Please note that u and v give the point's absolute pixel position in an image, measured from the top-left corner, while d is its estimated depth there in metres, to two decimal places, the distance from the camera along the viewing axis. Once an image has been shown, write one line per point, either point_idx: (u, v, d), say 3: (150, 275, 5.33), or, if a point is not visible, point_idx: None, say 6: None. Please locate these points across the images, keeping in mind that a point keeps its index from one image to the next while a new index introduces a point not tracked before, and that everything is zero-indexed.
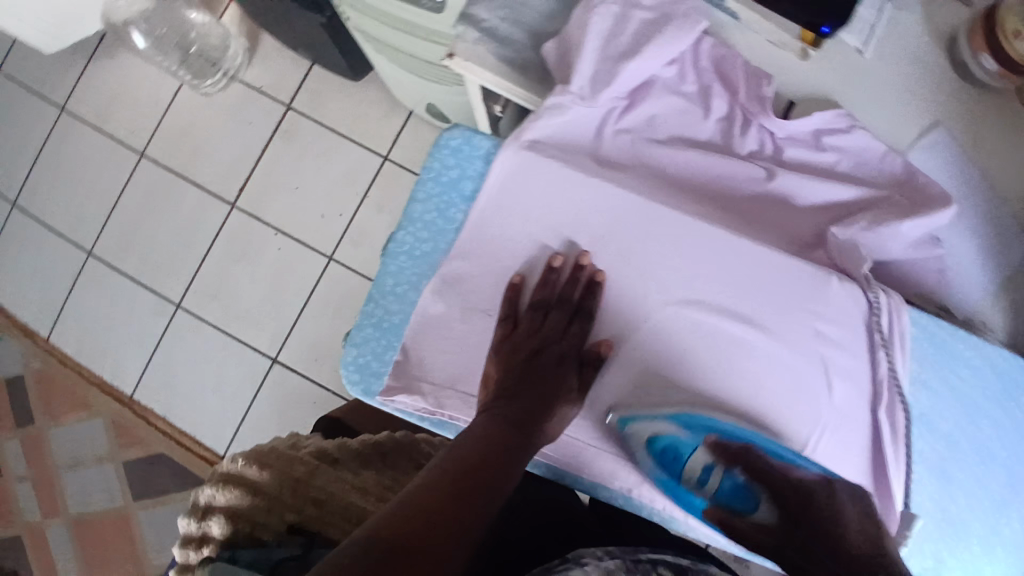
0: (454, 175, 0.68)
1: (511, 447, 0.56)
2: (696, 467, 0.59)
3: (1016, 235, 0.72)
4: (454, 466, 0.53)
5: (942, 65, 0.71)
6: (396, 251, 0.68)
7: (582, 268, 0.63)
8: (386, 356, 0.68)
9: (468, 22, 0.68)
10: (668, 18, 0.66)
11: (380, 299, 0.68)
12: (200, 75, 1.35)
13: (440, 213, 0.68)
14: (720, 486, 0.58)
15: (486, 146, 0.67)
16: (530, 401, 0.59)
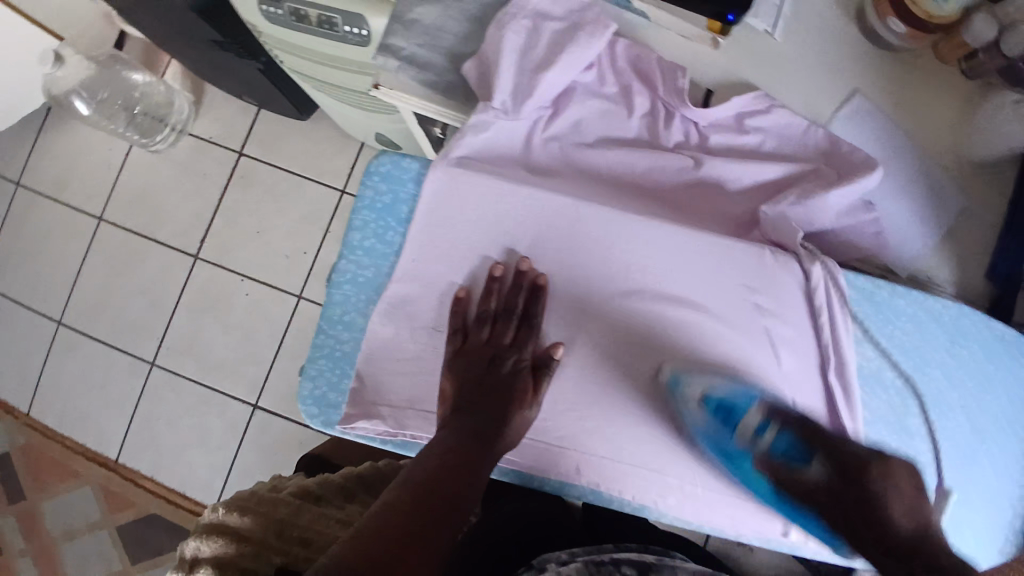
0: (387, 201, 0.69)
1: (472, 460, 0.58)
2: (751, 423, 0.62)
3: (944, 189, 0.75)
4: (418, 483, 0.54)
5: (849, 36, 0.74)
6: (341, 280, 0.69)
7: (523, 274, 0.64)
8: (342, 386, 0.68)
9: (387, 52, 0.69)
10: (578, 26, 0.69)
11: (329, 330, 0.69)
12: (149, 133, 1.36)
13: (377, 239, 0.69)
14: (778, 442, 0.61)
15: (415, 167, 0.68)
16: (487, 413, 0.61)
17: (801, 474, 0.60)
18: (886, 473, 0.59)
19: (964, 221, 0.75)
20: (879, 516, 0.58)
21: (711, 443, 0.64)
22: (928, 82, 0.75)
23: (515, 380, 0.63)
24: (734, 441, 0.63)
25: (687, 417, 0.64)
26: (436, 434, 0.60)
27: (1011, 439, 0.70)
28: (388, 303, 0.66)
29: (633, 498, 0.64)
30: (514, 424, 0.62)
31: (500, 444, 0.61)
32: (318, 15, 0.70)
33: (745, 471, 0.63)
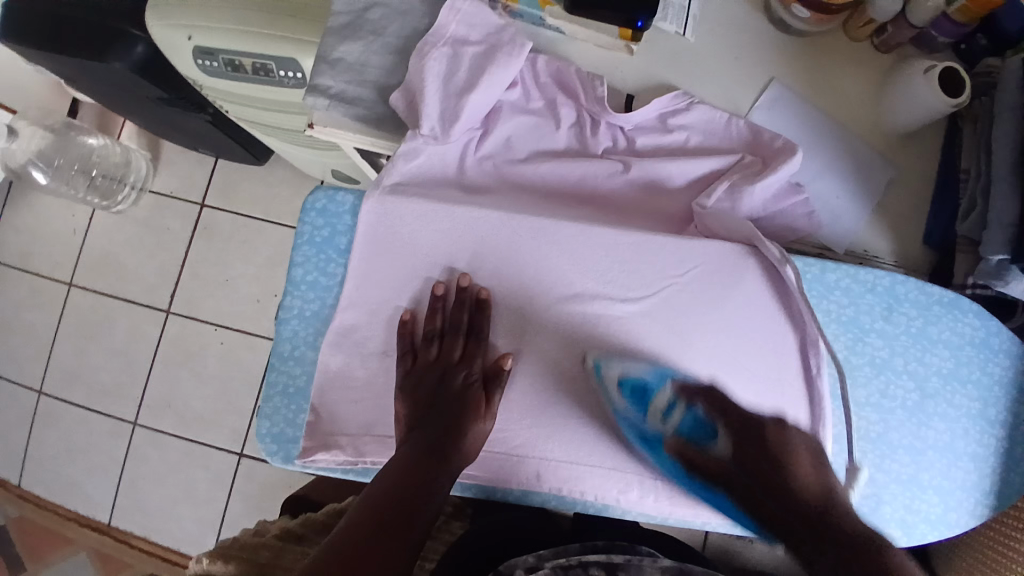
0: (326, 234, 0.70)
1: (426, 476, 0.63)
2: (659, 406, 0.66)
3: (868, 163, 0.77)
4: (372, 506, 0.61)
5: (759, 28, 0.77)
6: (288, 316, 0.70)
7: (464, 289, 0.67)
8: (298, 420, 0.70)
9: (316, 92, 0.71)
10: (496, 48, 0.71)
11: (281, 367, 0.70)
12: (110, 195, 1.38)
13: (320, 272, 0.70)
14: (685, 419, 0.66)
15: (350, 200, 0.70)
16: (438, 428, 0.65)
17: (705, 450, 0.66)
18: (779, 435, 0.66)
19: (893, 192, 0.78)
20: (772, 487, 0.65)
21: (636, 434, 0.66)
22: (840, 63, 0.78)
23: (466, 391, 0.66)
24: (650, 430, 0.66)
25: (613, 413, 0.66)
26: (398, 448, 0.65)
27: (959, 393, 0.74)
28: (335, 334, 0.67)
29: (595, 497, 0.67)
30: (469, 438, 0.65)
31: (454, 456, 0.64)
32: (252, 65, 0.75)
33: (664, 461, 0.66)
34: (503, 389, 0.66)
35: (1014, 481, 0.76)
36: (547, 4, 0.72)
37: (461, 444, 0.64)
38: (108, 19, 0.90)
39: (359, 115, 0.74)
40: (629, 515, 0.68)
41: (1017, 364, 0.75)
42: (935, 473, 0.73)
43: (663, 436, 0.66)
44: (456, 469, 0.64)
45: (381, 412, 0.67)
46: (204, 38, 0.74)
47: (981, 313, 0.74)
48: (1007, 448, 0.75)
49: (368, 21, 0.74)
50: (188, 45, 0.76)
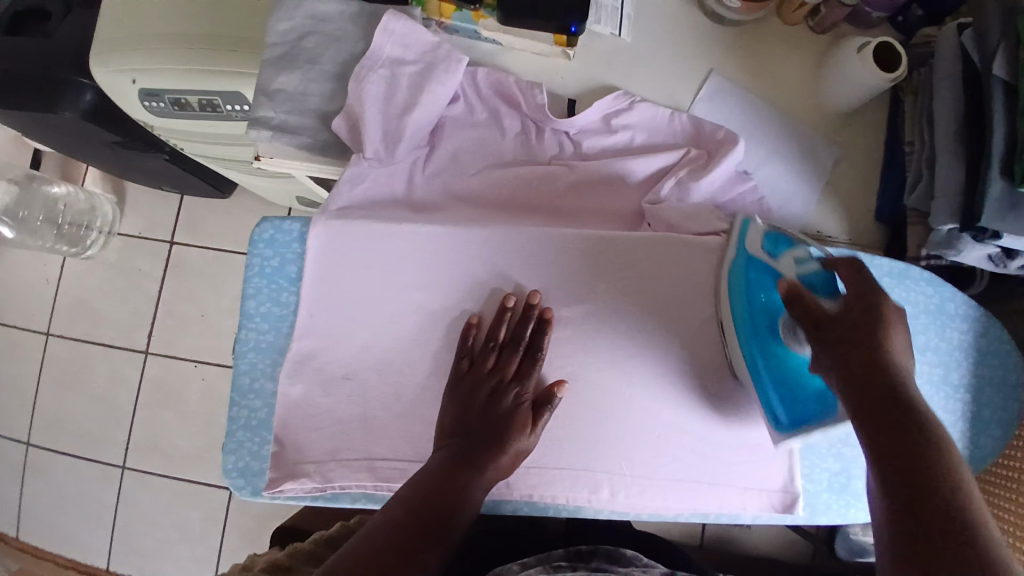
0: (276, 264, 0.70)
1: (464, 479, 0.60)
2: (795, 255, 0.59)
3: (812, 142, 0.77)
4: (410, 501, 0.58)
5: (694, 22, 0.78)
6: (245, 349, 0.70)
7: (532, 307, 0.65)
8: (262, 452, 0.70)
9: (258, 125, 0.72)
10: (432, 66, 0.71)
11: (241, 401, 0.70)
12: (78, 242, 1.38)
13: (272, 302, 0.70)
14: (816, 271, 0.56)
15: (297, 228, 0.70)
16: (480, 438, 0.62)
17: (818, 299, 0.54)
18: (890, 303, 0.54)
19: (841, 169, 0.78)
20: (880, 354, 0.51)
21: (745, 268, 0.62)
22: (777, 49, 0.79)
23: (514, 410, 0.63)
24: (770, 269, 0.60)
25: (741, 249, 0.63)
26: (433, 455, 0.62)
27: (919, 361, 0.75)
28: (293, 362, 0.67)
29: (567, 500, 0.67)
30: (510, 452, 0.62)
31: (491, 464, 0.61)
32: (198, 102, 0.76)
33: (757, 309, 0.60)
34: (552, 413, 0.64)
35: (985, 443, 0.76)
36: (481, 18, 0.72)
37: (500, 458, 0.62)
38: (53, 70, 0.90)
39: (302, 143, 0.74)
40: (602, 515, 0.69)
41: (974, 327, 0.76)
42: None
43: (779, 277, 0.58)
44: (491, 476, 0.62)
45: (344, 438, 0.67)
46: (145, 80, 0.75)
47: (933, 281, 0.75)
48: (974, 411, 0.76)
49: (304, 50, 0.73)
50: (133, 87, 0.76)
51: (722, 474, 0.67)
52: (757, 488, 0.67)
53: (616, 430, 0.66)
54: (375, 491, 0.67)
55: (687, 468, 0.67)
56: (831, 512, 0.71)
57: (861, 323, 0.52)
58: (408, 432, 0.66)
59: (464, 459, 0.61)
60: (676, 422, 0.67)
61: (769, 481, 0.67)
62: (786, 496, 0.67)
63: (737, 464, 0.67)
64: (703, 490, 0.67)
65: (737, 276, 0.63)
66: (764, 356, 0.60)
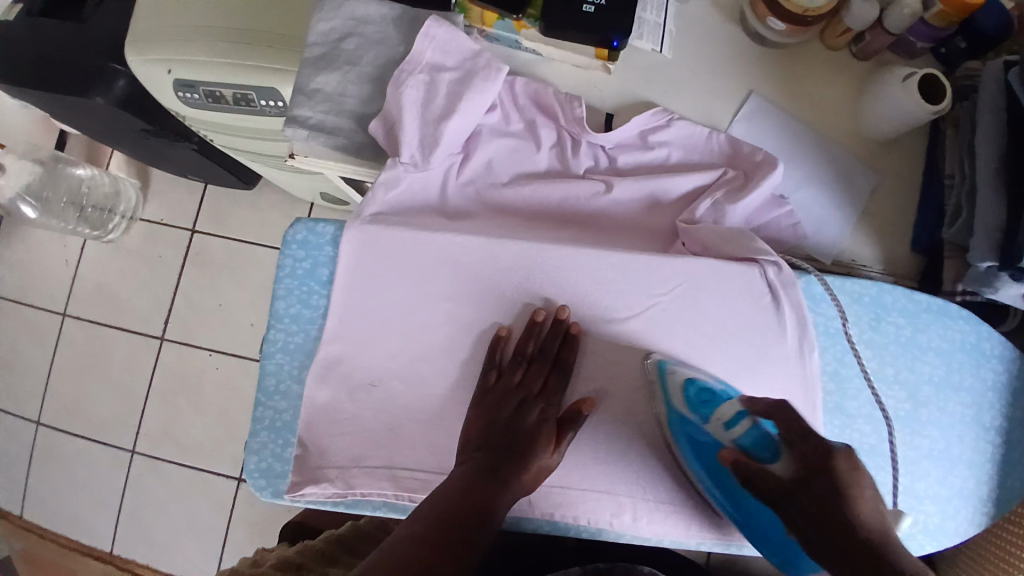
0: (308, 267, 0.69)
1: (490, 494, 0.59)
2: (722, 416, 0.61)
3: (851, 169, 0.76)
4: (436, 515, 0.56)
5: (735, 41, 0.78)
6: (272, 350, 0.70)
7: (561, 322, 0.65)
8: (286, 454, 0.70)
9: (295, 123, 0.72)
10: (472, 74, 0.71)
11: (267, 402, 0.70)
12: (100, 225, 1.38)
13: (303, 304, 0.70)
14: (747, 432, 0.58)
15: (331, 231, 0.69)
16: (507, 454, 0.61)
17: (761, 466, 0.55)
18: (853, 471, 0.50)
19: (878, 197, 0.77)
20: (841, 514, 0.48)
21: (684, 430, 0.64)
22: (818, 72, 0.78)
23: (538, 427, 0.62)
24: (703, 429, 0.62)
25: (669, 407, 0.65)
26: (457, 468, 0.62)
27: (952, 401, 0.74)
28: (321, 366, 0.67)
29: (589, 521, 0.65)
30: (536, 470, 0.61)
31: (517, 480, 0.60)
32: (233, 96, 0.76)
33: (710, 463, 0.62)
34: (576, 431, 0.63)
35: (1015, 485, 0.75)
36: (522, 28, 0.73)
37: (523, 475, 0.60)
38: (89, 55, 0.91)
39: (339, 144, 0.74)
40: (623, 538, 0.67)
41: (1009, 368, 0.75)
42: (931, 481, 0.73)
43: (717, 442, 0.61)
44: (516, 494, 0.60)
45: (368, 445, 0.66)
46: (182, 71, 0.74)
47: (970, 319, 0.74)
48: (1004, 453, 0.75)
49: (344, 51, 0.73)
50: (168, 78, 0.76)
51: None
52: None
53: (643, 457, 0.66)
54: (397, 501, 0.66)
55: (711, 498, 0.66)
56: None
57: (831, 518, 0.48)
58: (430, 442, 0.66)
59: (490, 474, 0.60)
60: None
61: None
62: None
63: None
64: (728, 522, 0.65)
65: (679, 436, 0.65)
66: (737, 507, 0.61)
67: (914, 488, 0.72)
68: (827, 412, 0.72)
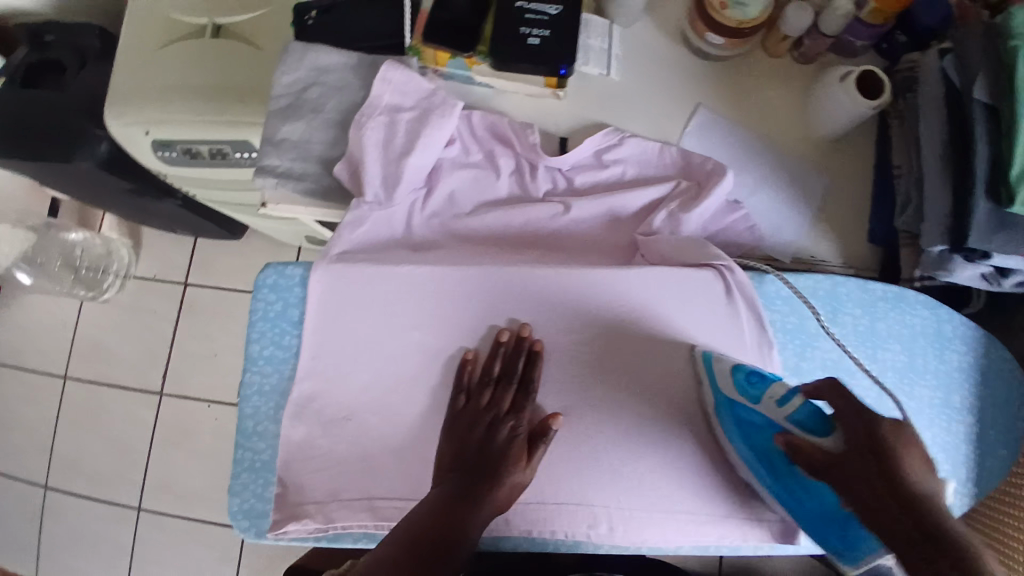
0: (279, 308, 0.72)
1: (463, 515, 0.61)
2: (775, 395, 0.61)
3: (803, 169, 0.78)
4: (412, 539, 0.58)
5: (681, 59, 0.82)
6: (249, 393, 0.72)
7: (523, 340, 0.68)
8: (267, 494, 0.71)
9: (264, 172, 0.75)
10: (429, 112, 0.74)
11: (246, 443, 0.72)
12: (96, 285, 1.42)
13: (276, 345, 0.72)
14: (800, 408, 0.58)
15: (299, 272, 0.72)
16: (478, 474, 0.63)
17: (813, 440, 0.56)
18: (899, 433, 0.52)
19: (832, 195, 0.78)
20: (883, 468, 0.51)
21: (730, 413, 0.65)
22: (762, 80, 0.81)
23: (508, 445, 0.64)
24: (759, 412, 0.62)
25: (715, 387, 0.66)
26: (432, 491, 0.63)
27: (919, 386, 0.75)
28: (295, 404, 0.69)
29: (566, 534, 0.66)
30: (506, 488, 0.63)
31: (489, 498, 0.62)
32: (209, 150, 0.87)
33: (754, 442, 0.62)
34: (547, 445, 0.65)
35: (991, 465, 0.76)
36: (475, 65, 0.77)
37: (496, 492, 0.62)
38: (70, 124, 0.95)
39: (306, 189, 0.76)
40: (602, 549, 0.68)
41: (974, 349, 0.76)
42: None
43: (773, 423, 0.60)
44: (488, 511, 0.62)
45: (346, 477, 0.68)
46: (160, 131, 0.83)
47: (928, 304, 0.75)
48: (978, 433, 0.76)
49: (307, 100, 0.76)
50: (146, 137, 0.84)
51: (722, 505, 0.66)
52: (753, 519, 0.66)
53: (616, 467, 0.66)
54: (377, 531, 0.67)
55: (685, 502, 0.66)
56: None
57: (876, 472, 0.51)
58: (407, 471, 0.67)
59: (461, 497, 0.62)
60: (674, 463, 0.67)
61: (766, 510, 0.66)
62: (786, 526, 0.66)
63: (734, 493, 0.67)
64: (705, 526, 0.66)
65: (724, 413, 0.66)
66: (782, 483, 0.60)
67: None
68: None
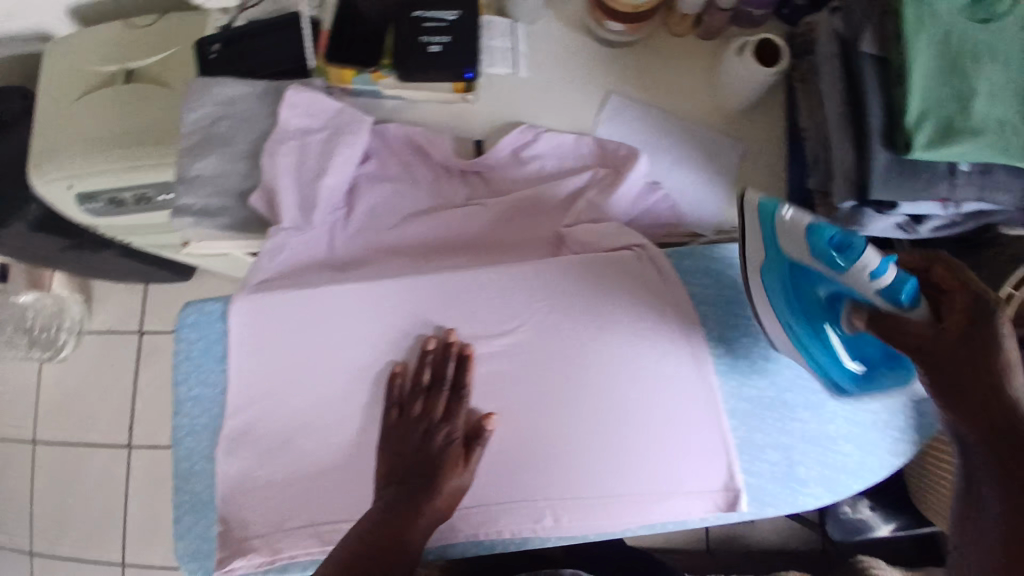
0: (201, 346, 0.71)
1: (404, 521, 0.62)
2: (867, 263, 0.49)
3: (718, 143, 0.78)
4: (366, 544, 0.60)
5: (590, 47, 0.81)
6: (182, 435, 0.72)
7: (450, 346, 0.67)
8: (211, 533, 0.70)
9: (180, 212, 0.74)
10: (338, 131, 0.73)
11: (185, 484, 0.71)
12: (53, 346, 1.39)
13: (202, 384, 0.71)
14: (898, 282, 0.48)
15: (216, 307, 0.71)
16: (414, 482, 0.64)
17: (904, 315, 0.49)
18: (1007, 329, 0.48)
19: (750, 164, 0.78)
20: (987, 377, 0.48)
21: (785, 266, 0.57)
22: (670, 58, 0.81)
23: (444, 451, 0.65)
24: (829, 278, 0.53)
25: (773, 240, 0.57)
26: (372, 503, 0.64)
27: None
28: (228, 440, 0.68)
29: (513, 533, 0.66)
30: (444, 492, 0.64)
31: (427, 505, 0.63)
32: (133, 197, 0.86)
33: (805, 297, 0.57)
34: (485, 446, 0.65)
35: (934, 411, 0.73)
36: (380, 78, 0.75)
37: (435, 500, 0.63)
38: None
39: (223, 224, 0.75)
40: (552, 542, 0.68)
41: None
42: (843, 422, 0.68)
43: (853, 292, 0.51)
44: (427, 516, 0.63)
45: (288, 507, 0.67)
46: (82, 185, 0.83)
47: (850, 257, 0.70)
48: None
49: (217, 134, 0.75)
50: (69, 193, 0.85)
51: (660, 484, 0.65)
52: (695, 492, 0.65)
53: (552, 459, 0.66)
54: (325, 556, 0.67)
55: (625, 484, 0.65)
56: (778, 502, 0.67)
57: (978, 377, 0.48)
58: (348, 492, 0.67)
59: (400, 505, 0.63)
60: (604, 450, 0.66)
61: (707, 481, 0.65)
62: (728, 495, 0.65)
63: (673, 470, 0.66)
64: (647, 506, 0.65)
65: (771, 266, 0.59)
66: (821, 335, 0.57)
67: (832, 433, 0.68)
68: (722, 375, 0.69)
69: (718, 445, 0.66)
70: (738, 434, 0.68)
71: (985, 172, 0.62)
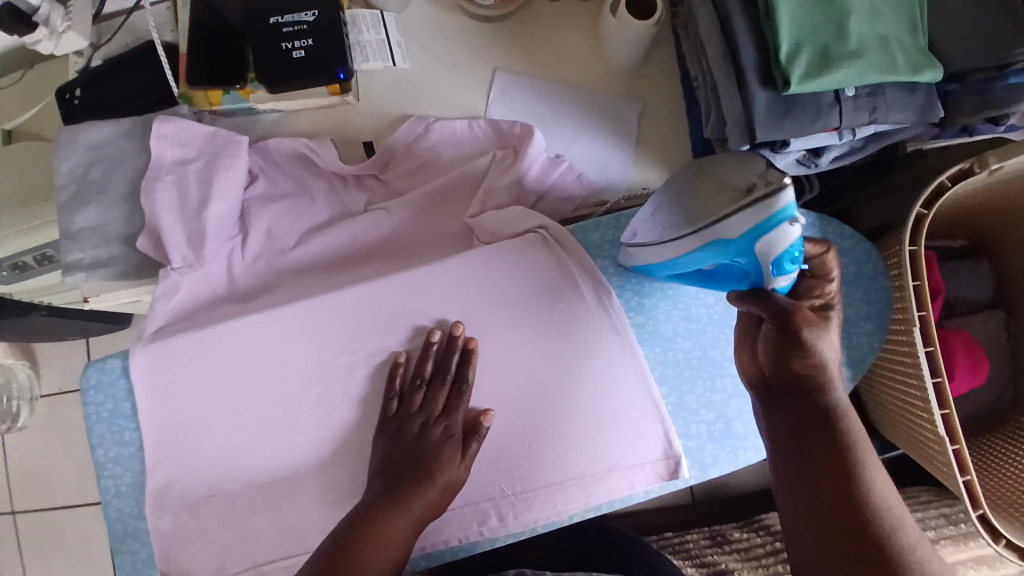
0: (110, 407, 0.70)
1: (391, 515, 0.58)
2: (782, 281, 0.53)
3: (613, 106, 0.76)
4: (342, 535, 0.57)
5: (469, 24, 0.77)
6: (109, 498, 0.71)
7: (457, 339, 0.65)
8: None
9: (71, 269, 0.70)
10: (216, 156, 0.70)
11: (121, 546, 0.71)
12: (8, 416, 1.35)
13: (118, 444, 0.70)
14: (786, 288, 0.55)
15: (116, 364, 0.70)
16: (406, 476, 0.60)
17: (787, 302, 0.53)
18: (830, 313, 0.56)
19: (649, 122, 0.76)
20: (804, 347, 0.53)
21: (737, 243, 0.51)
22: (553, 24, 0.78)
23: (442, 443, 0.62)
24: (759, 270, 0.52)
25: (754, 231, 0.49)
26: (363, 495, 0.61)
27: None
28: (153, 495, 0.68)
29: (459, 539, 0.66)
30: (441, 483, 0.61)
31: (414, 500, 0.59)
32: (35, 258, 0.79)
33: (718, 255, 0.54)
34: (481, 441, 0.63)
35: (862, 340, 0.73)
36: (250, 94, 0.71)
37: (427, 491, 0.60)
38: None
39: (117, 272, 0.72)
40: (504, 540, 0.68)
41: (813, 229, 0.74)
42: None
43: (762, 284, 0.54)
44: (418, 510, 0.59)
45: (226, 552, 0.68)
46: None
47: None
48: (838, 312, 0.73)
49: (92, 182, 0.72)
50: None
51: (599, 464, 0.65)
52: (636, 465, 0.65)
53: (488, 457, 0.66)
54: None
55: (565, 470, 0.65)
56: (719, 463, 0.69)
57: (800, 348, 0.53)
58: (282, 525, 0.67)
59: (389, 497, 0.59)
60: (541, 437, 0.66)
61: (647, 452, 0.66)
62: (669, 463, 0.65)
63: (611, 447, 0.66)
64: (589, 487, 0.65)
65: (722, 236, 0.52)
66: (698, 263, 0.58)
67: None
68: (644, 344, 0.69)
69: (652, 413, 0.66)
70: (669, 399, 0.69)
71: (874, 94, 0.60)
